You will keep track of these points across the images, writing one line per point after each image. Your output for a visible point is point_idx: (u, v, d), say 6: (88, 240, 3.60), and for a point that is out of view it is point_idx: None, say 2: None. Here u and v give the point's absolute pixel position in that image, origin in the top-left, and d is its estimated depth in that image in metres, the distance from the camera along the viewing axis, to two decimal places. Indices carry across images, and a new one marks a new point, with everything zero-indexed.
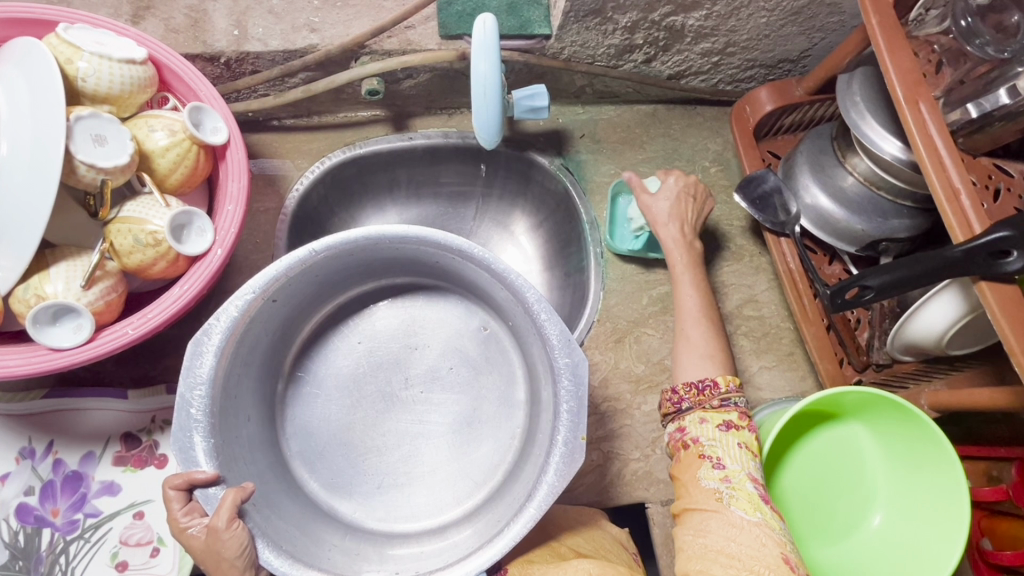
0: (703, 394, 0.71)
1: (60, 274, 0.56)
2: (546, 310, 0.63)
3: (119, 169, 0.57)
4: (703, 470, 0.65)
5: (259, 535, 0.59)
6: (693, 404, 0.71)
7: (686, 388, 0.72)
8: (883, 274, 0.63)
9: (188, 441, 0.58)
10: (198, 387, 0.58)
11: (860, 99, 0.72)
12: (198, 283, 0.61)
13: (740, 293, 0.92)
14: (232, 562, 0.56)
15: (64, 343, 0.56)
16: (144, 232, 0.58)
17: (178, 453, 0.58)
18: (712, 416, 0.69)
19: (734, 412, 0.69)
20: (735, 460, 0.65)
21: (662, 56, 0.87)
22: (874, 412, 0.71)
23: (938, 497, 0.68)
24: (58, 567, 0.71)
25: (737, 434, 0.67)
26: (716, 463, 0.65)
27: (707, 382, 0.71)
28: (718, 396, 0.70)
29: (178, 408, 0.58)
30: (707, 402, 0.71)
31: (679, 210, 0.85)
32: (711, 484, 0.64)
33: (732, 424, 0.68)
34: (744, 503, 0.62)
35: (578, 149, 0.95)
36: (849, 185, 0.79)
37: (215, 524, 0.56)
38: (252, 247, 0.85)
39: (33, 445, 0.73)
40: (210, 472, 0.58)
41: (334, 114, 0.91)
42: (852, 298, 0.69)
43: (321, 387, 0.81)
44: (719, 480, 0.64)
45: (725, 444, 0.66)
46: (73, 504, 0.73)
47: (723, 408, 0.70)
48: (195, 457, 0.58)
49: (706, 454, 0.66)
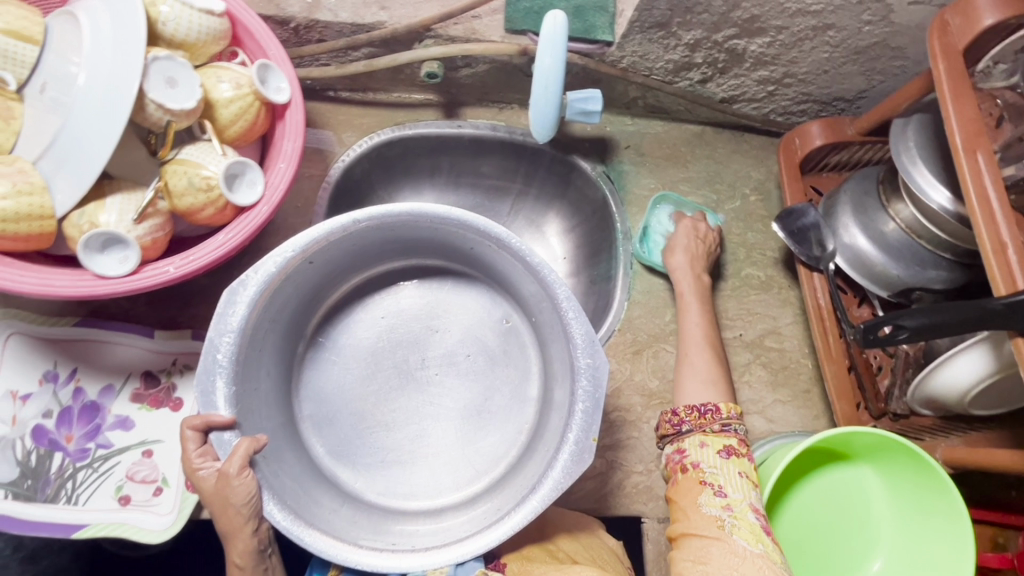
0: (704, 417, 0.72)
1: (116, 206, 0.58)
2: (574, 309, 0.64)
3: (185, 113, 0.59)
4: (705, 497, 0.66)
5: (266, 487, 0.60)
6: (694, 427, 0.72)
7: (687, 411, 0.73)
8: (921, 316, 0.62)
9: (210, 386, 0.59)
10: (227, 334, 0.60)
11: (913, 146, 0.73)
12: (242, 233, 0.62)
13: (764, 323, 0.92)
14: (239, 508, 0.58)
15: (109, 272, 0.57)
16: (199, 176, 0.60)
17: (199, 396, 0.59)
18: (713, 440, 0.70)
19: (734, 438, 0.70)
20: (737, 489, 0.66)
21: (719, 78, 0.88)
22: (884, 457, 0.70)
23: (943, 546, 0.66)
24: (64, 492, 0.72)
25: (738, 462, 0.68)
26: (718, 491, 0.65)
27: (710, 407, 0.73)
28: (719, 420, 0.72)
29: (206, 347, 0.59)
30: (708, 425, 0.72)
31: (692, 248, 0.87)
32: (713, 511, 0.64)
33: (732, 450, 0.69)
34: (745, 532, 0.62)
35: (622, 159, 0.95)
36: (890, 230, 0.80)
37: (228, 469, 0.57)
38: (293, 210, 0.87)
39: (57, 370, 0.75)
40: (228, 421, 0.59)
41: (388, 93, 0.92)
42: (883, 335, 0.67)
43: (340, 354, 0.82)
44: (721, 507, 0.64)
45: (726, 472, 0.67)
46: (87, 433, 0.75)
47: (724, 432, 0.71)
48: (212, 396, 0.59)
49: (707, 481, 0.67)
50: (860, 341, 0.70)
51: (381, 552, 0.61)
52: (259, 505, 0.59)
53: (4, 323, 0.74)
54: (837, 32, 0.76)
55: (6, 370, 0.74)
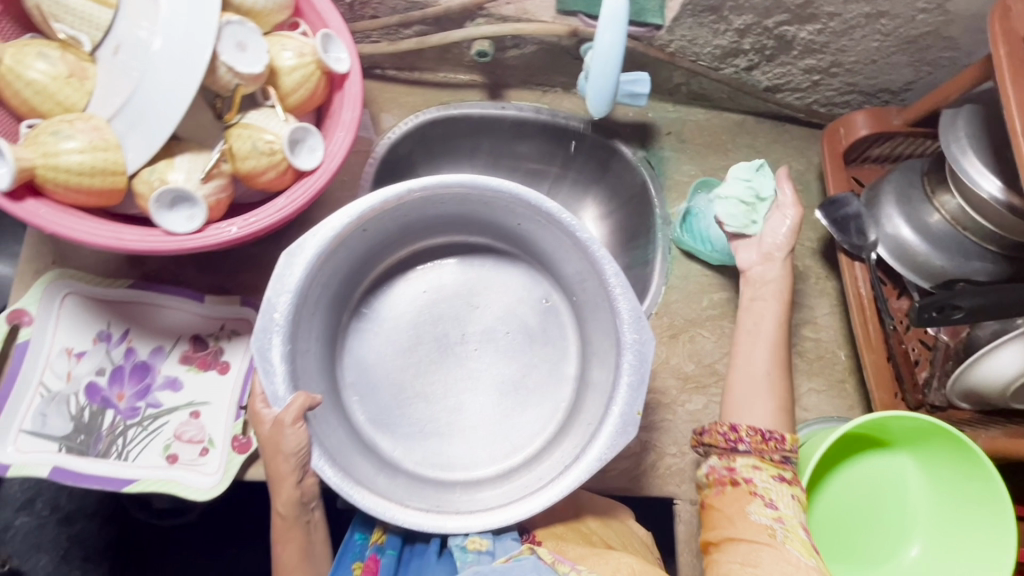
0: (766, 444, 0.71)
1: (184, 165, 0.59)
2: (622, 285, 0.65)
3: (253, 77, 0.60)
4: (755, 506, 0.67)
5: (318, 443, 0.62)
6: (752, 449, 0.71)
7: (748, 431, 0.72)
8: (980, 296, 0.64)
9: (267, 343, 0.61)
10: (285, 294, 0.61)
11: (963, 136, 0.73)
12: (302, 198, 0.63)
13: (800, 312, 0.92)
14: (290, 455, 0.61)
15: (177, 229, 0.59)
16: (263, 140, 0.61)
17: (256, 352, 0.61)
18: (767, 465, 0.70)
19: (790, 470, 0.71)
20: (789, 505, 0.67)
21: (765, 66, 0.88)
22: (921, 442, 0.70)
23: (982, 530, 0.67)
24: (115, 448, 0.74)
25: (791, 484, 0.69)
26: (769, 503, 0.67)
27: (774, 434, 0.72)
28: (780, 450, 0.71)
29: (263, 306, 0.61)
30: (768, 453, 0.71)
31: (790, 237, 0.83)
32: (763, 520, 0.66)
33: (785, 477, 0.70)
34: (797, 545, 0.64)
35: (663, 145, 0.96)
36: (934, 222, 0.80)
37: (284, 418, 0.60)
38: (339, 184, 0.88)
39: (110, 330, 0.77)
40: (283, 380, 0.61)
41: (434, 72, 0.93)
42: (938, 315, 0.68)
43: (379, 327, 0.83)
44: (772, 518, 0.66)
45: (779, 490, 0.68)
46: (138, 392, 0.77)
47: (782, 463, 0.70)
48: (268, 356, 0.61)
49: (758, 493, 0.68)
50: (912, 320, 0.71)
51: (425, 512, 0.63)
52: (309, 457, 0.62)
53: (61, 283, 0.76)
54: (890, 19, 0.77)
55: (62, 328, 0.76)
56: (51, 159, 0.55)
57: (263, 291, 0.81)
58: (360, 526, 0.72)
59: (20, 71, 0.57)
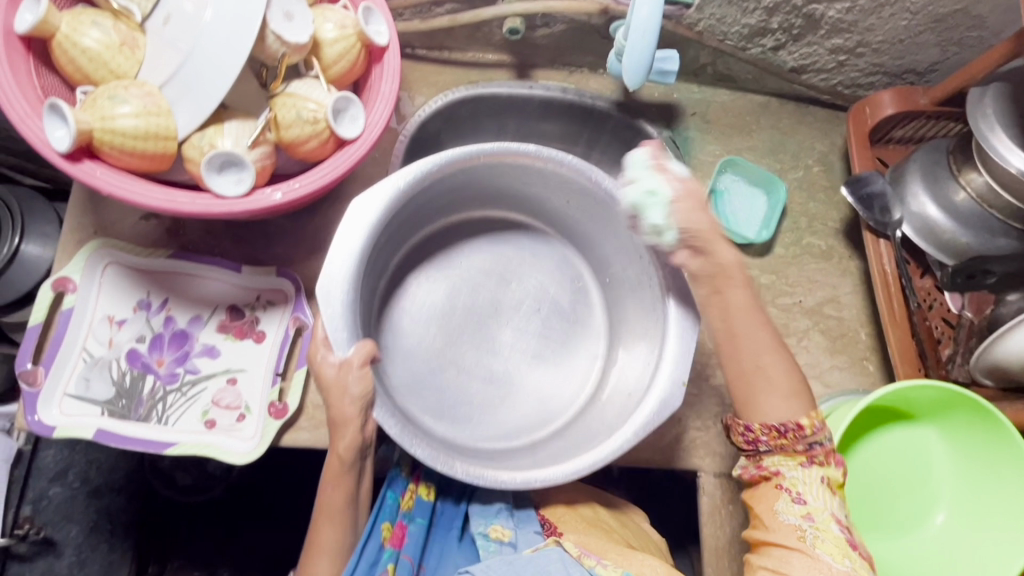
0: (785, 437, 0.68)
1: (232, 131, 0.61)
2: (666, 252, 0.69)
3: (299, 47, 0.62)
4: (782, 504, 0.67)
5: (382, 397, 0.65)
6: (774, 445, 0.69)
7: (764, 429, 0.69)
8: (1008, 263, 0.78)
9: (332, 296, 0.63)
10: (348, 255, 0.64)
11: (992, 112, 0.74)
12: (345, 165, 0.65)
13: (823, 291, 0.93)
14: (349, 401, 0.65)
15: (227, 192, 0.61)
16: (307, 109, 0.63)
17: (322, 305, 0.63)
18: (792, 456, 0.68)
19: (818, 453, 0.68)
20: (818, 498, 0.66)
21: (791, 46, 0.89)
22: (952, 416, 0.71)
23: (1007, 497, 0.69)
24: (156, 412, 0.76)
25: (821, 467, 0.68)
26: (796, 498, 0.67)
27: (791, 425, 0.68)
28: (802, 440, 0.68)
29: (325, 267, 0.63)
30: (790, 445, 0.68)
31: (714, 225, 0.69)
32: (791, 519, 0.66)
33: (814, 459, 0.67)
34: (830, 544, 0.64)
35: (687, 126, 0.96)
36: (960, 200, 0.82)
37: (352, 360, 0.63)
38: (371, 161, 0.89)
39: (150, 299, 0.79)
40: (348, 328, 0.63)
41: (463, 52, 0.95)
42: (969, 279, 0.81)
43: (413, 299, 0.84)
44: (800, 516, 0.66)
45: (807, 480, 0.67)
46: (177, 359, 0.79)
47: (806, 451, 0.68)
48: (331, 310, 0.63)
49: (784, 488, 0.67)
50: (947, 285, 0.83)
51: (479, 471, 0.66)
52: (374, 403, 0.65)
53: (103, 252, 0.77)
54: None
55: (104, 296, 0.78)
56: (107, 123, 0.57)
57: (297, 263, 0.83)
58: (393, 485, 0.75)
59: (75, 38, 0.59)
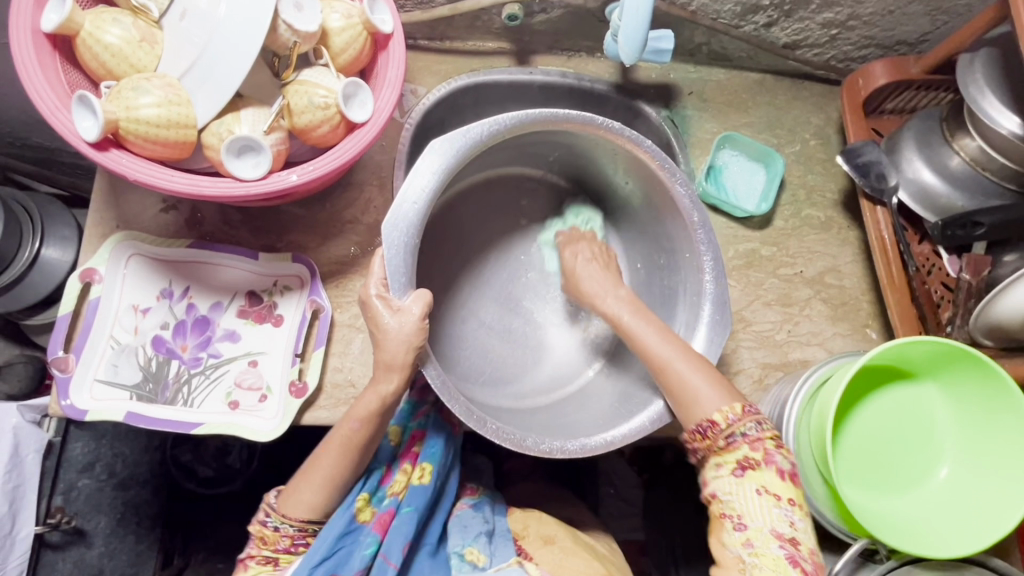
0: (707, 438, 0.68)
1: (248, 118, 0.64)
2: (704, 232, 0.76)
3: (309, 36, 0.65)
4: (727, 535, 0.65)
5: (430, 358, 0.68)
6: (706, 450, 0.68)
7: (691, 436, 0.69)
8: (995, 214, 0.80)
9: (395, 240, 0.65)
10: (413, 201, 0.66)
11: (980, 77, 0.76)
12: (358, 146, 0.68)
13: (824, 261, 0.95)
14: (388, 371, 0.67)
15: (246, 175, 0.65)
16: (318, 95, 0.66)
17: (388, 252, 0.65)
18: (726, 459, 0.67)
19: (744, 448, 0.66)
20: (756, 517, 0.64)
21: (784, 22, 0.92)
22: (951, 372, 0.73)
23: (1006, 451, 0.71)
24: (181, 395, 0.80)
25: (754, 477, 0.65)
26: (737, 525, 0.64)
27: (705, 424, 0.67)
28: (722, 435, 0.66)
29: (394, 208, 0.65)
30: (715, 445, 0.67)
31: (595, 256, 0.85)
32: (734, 551, 0.64)
33: (747, 464, 0.66)
34: (768, 569, 0.61)
35: (685, 105, 0.98)
36: (954, 164, 0.84)
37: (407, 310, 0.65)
38: (379, 148, 0.90)
39: (172, 287, 0.82)
40: (408, 274, 0.66)
41: (464, 41, 0.97)
42: (960, 230, 0.82)
43: (443, 258, 0.90)
44: (741, 545, 0.64)
45: (743, 499, 0.65)
46: (200, 344, 0.82)
47: (731, 446, 0.66)
48: (392, 248, 0.65)
49: (726, 514, 0.65)
50: (936, 238, 0.84)
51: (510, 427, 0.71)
52: (425, 360, 0.67)
53: (126, 244, 0.81)
54: None
55: (128, 285, 0.81)
56: (132, 114, 0.60)
57: (312, 249, 0.86)
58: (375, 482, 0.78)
59: (99, 35, 0.62)
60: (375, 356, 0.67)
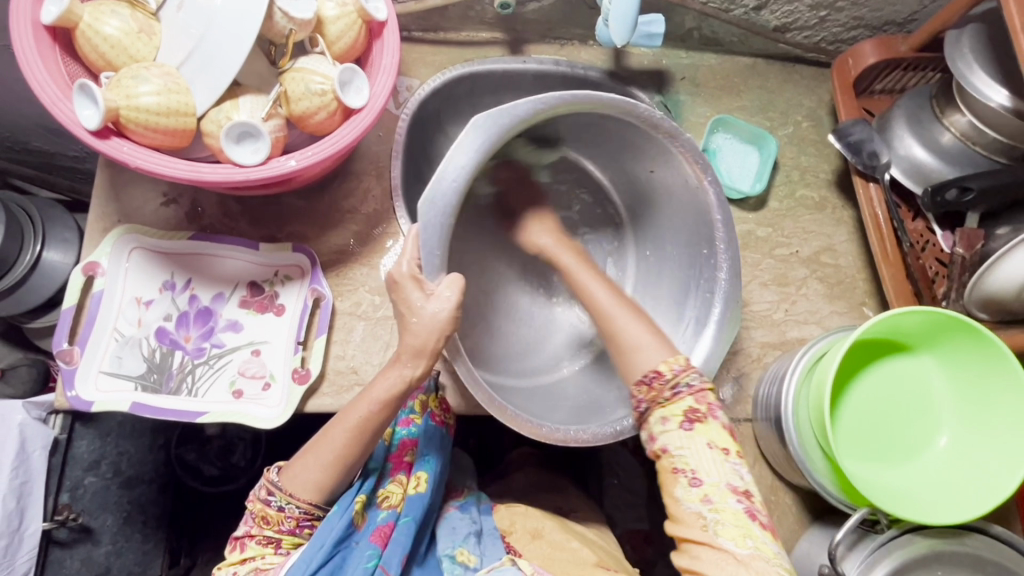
0: (653, 389, 0.66)
1: (247, 106, 0.66)
2: (725, 229, 0.77)
3: (304, 23, 0.66)
4: (681, 490, 0.62)
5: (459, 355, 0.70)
6: (650, 403, 0.66)
7: (637, 389, 0.67)
8: (984, 180, 0.80)
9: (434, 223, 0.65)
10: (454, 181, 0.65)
11: (968, 52, 0.77)
12: (357, 131, 0.68)
13: (819, 240, 0.96)
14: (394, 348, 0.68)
15: (246, 161, 0.66)
16: (315, 82, 0.67)
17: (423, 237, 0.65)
18: (671, 411, 0.65)
19: (688, 399, 0.64)
20: (711, 472, 0.61)
21: (773, 5, 0.93)
22: (946, 342, 0.74)
23: (1003, 417, 0.71)
24: (185, 385, 0.80)
25: (703, 431, 0.63)
26: (693, 481, 0.61)
27: (652, 376, 0.66)
28: (668, 386, 0.65)
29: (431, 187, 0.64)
30: (660, 395, 0.66)
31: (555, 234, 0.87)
32: (693, 506, 0.61)
33: (694, 416, 0.64)
34: (731, 524, 0.59)
35: (678, 90, 0.99)
36: (945, 140, 0.85)
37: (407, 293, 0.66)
38: (376, 138, 0.91)
39: (174, 279, 0.83)
40: (441, 254, 0.66)
41: (458, 32, 0.99)
42: (949, 197, 0.82)
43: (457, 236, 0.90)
44: (699, 501, 0.60)
45: (695, 452, 0.62)
46: (203, 334, 0.83)
47: (676, 396, 0.65)
48: (430, 228, 0.65)
49: (679, 470, 0.62)
50: (926, 204, 0.84)
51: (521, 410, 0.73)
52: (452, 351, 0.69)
53: (128, 237, 0.81)
54: None
55: (130, 278, 0.82)
56: (132, 102, 0.61)
57: (312, 239, 0.87)
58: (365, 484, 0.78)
59: (97, 27, 0.63)
60: (403, 340, 0.68)
